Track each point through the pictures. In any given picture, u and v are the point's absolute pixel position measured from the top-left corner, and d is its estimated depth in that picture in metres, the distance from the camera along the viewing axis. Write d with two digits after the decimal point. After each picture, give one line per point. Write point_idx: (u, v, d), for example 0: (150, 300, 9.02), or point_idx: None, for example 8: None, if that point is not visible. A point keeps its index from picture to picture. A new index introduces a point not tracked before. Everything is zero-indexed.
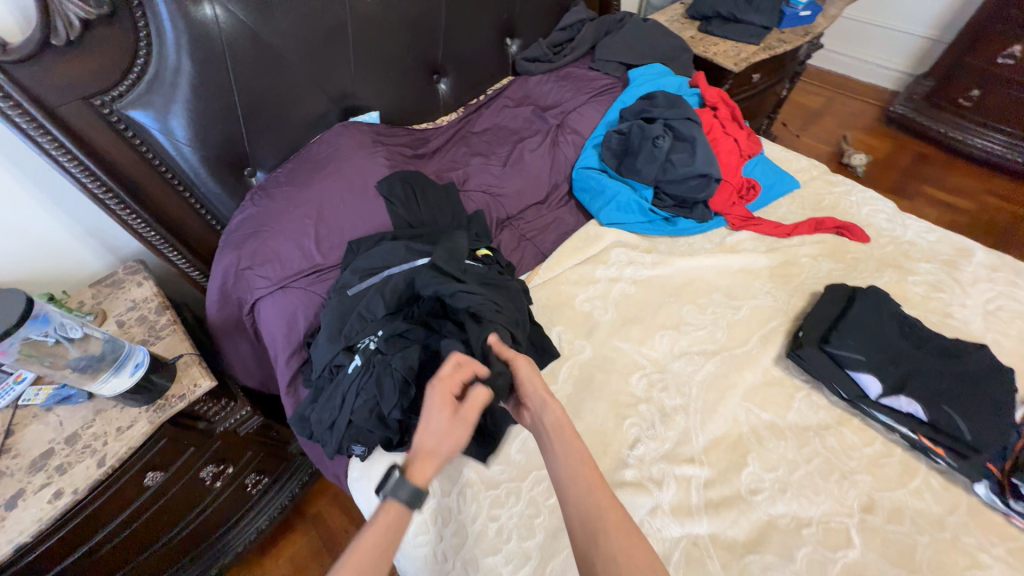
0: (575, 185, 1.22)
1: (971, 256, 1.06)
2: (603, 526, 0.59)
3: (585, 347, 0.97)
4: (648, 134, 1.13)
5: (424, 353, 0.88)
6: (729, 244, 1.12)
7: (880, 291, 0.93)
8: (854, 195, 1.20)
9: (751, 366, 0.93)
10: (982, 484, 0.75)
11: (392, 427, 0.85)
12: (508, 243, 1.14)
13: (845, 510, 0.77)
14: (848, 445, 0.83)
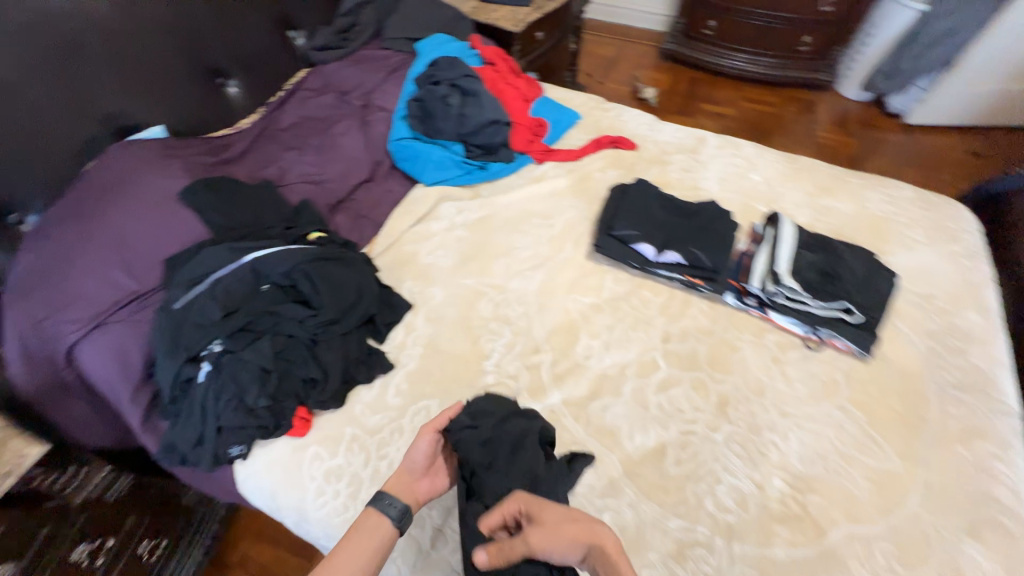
0: (396, 156, 1.31)
1: (705, 142, 1.40)
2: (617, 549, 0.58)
3: (434, 293, 1.09)
4: (437, 95, 1.27)
5: (276, 338, 0.92)
6: (537, 176, 1.31)
7: (648, 184, 1.20)
8: (622, 117, 1.48)
9: (570, 266, 1.13)
10: (728, 293, 1.05)
11: (265, 415, 0.87)
12: (344, 225, 1.19)
13: (651, 346, 1.00)
14: (646, 300, 1.07)
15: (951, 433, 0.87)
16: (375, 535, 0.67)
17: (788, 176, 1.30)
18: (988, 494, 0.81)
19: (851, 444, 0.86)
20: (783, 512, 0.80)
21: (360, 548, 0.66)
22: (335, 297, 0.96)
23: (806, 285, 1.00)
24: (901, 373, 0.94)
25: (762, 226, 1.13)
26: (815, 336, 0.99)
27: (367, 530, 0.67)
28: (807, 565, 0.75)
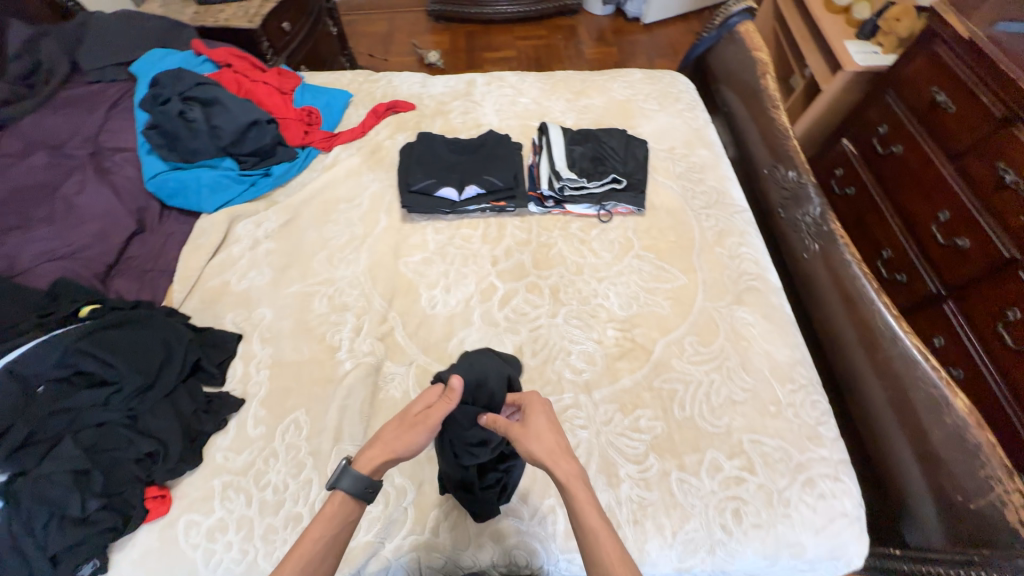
0: (160, 195, 1.16)
1: (474, 82, 1.49)
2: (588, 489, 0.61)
3: (262, 313, 1.03)
4: (171, 114, 1.15)
5: (79, 435, 0.79)
6: (329, 164, 1.29)
7: (430, 135, 1.27)
8: (392, 83, 1.50)
9: (391, 235, 1.16)
10: (531, 204, 1.19)
11: (105, 517, 0.75)
12: (128, 288, 1.04)
13: (485, 273, 1.09)
14: (469, 237, 1.16)
15: (711, 241, 1.13)
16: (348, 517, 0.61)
17: (549, 90, 1.46)
18: (741, 271, 1.08)
19: (651, 280, 1.07)
20: (621, 351, 0.97)
21: (334, 533, 0.60)
22: (137, 361, 0.85)
23: (582, 173, 1.18)
24: (669, 213, 1.18)
25: (538, 137, 1.28)
26: (604, 211, 1.19)
27: (335, 514, 0.61)
28: (647, 379, 0.93)
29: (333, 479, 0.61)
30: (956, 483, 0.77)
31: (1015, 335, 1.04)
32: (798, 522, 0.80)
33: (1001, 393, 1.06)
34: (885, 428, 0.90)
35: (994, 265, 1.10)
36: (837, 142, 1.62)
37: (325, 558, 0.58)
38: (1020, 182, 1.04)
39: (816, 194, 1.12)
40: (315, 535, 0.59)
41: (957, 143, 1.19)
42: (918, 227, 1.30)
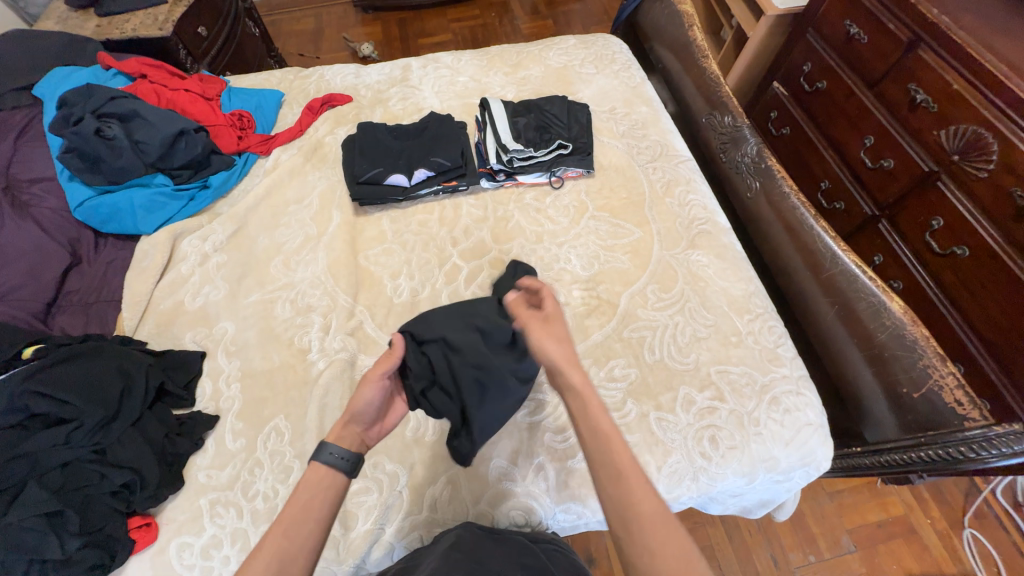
0: (93, 223, 1.10)
1: (410, 67, 1.46)
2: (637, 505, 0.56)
3: (224, 327, 1.00)
4: (86, 133, 1.07)
5: (44, 477, 0.75)
6: (271, 168, 1.25)
7: (370, 124, 1.24)
8: (324, 77, 1.45)
9: (346, 230, 1.13)
10: (483, 179, 1.19)
11: (88, 555, 0.72)
12: (72, 322, 0.98)
13: (447, 255, 1.10)
14: (425, 222, 1.15)
15: (660, 193, 1.17)
16: (329, 486, 0.61)
17: (487, 66, 1.45)
18: (693, 217, 1.13)
19: (609, 237, 1.10)
20: (589, 309, 1.00)
21: (311, 503, 0.60)
22: (94, 392, 0.81)
23: (528, 143, 1.18)
24: (618, 172, 1.21)
25: (480, 114, 1.27)
26: (555, 177, 1.20)
27: (314, 484, 0.61)
28: (616, 331, 0.97)
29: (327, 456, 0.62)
30: (900, 378, 0.86)
31: (941, 242, 1.13)
32: (770, 438, 0.86)
33: (935, 296, 1.15)
34: (836, 342, 0.97)
35: (916, 180, 1.18)
36: (767, 86, 1.69)
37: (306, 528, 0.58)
38: (929, 99, 1.12)
39: (752, 134, 1.18)
40: (298, 501, 0.59)
41: (873, 71, 1.27)
42: (849, 155, 1.37)
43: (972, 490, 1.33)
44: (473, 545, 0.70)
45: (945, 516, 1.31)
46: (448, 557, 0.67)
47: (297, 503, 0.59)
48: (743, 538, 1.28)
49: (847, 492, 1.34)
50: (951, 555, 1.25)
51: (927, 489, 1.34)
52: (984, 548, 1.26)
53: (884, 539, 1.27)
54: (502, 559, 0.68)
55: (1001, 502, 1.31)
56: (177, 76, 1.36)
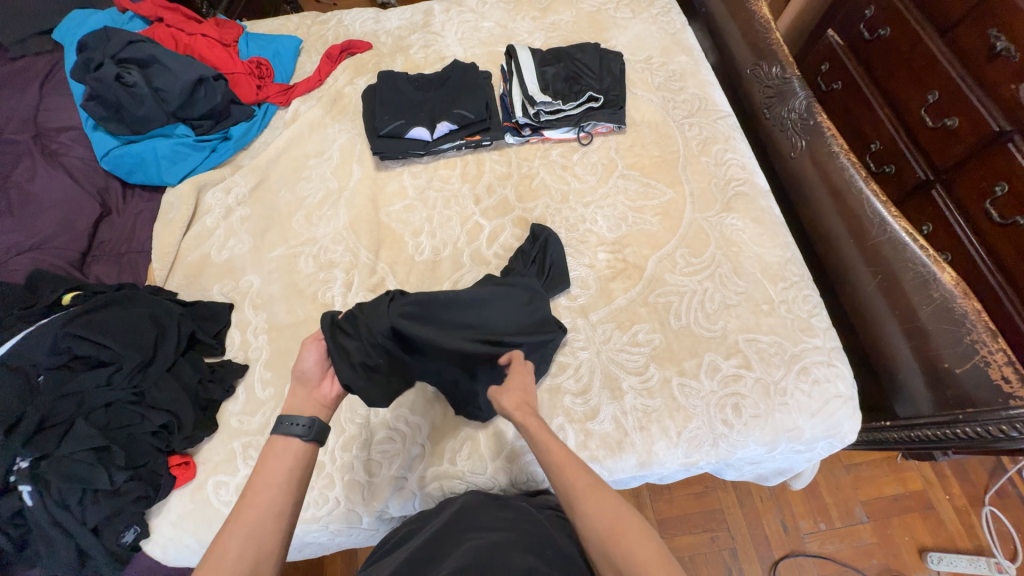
0: (120, 173, 1.10)
1: (432, 10, 1.37)
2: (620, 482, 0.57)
3: (249, 280, 1.02)
4: (107, 80, 1.06)
5: (90, 416, 0.79)
6: (290, 119, 1.22)
7: (391, 73, 1.19)
8: (343, 22, 1.38)
9: (366, 186, 1.11)
10: (507, 134, 1.14)
11: (134, 487, 0.77)
12: (106, 270, 1.01)
13: (469, 213, 1.07)
14: (447, 178, 1.12)
15: (695, 151, 1.10)
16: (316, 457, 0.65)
17: (514, 10, 1.35)
18: (729, 177, 1.06)
19: (638, 198, 1.05)
20: (614, 273, 0.97)
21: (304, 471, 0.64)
22: (131, 338, 0.84)
23: (556, 95, 1.11)
24: (651, 128, 1.14)
25: (506, 63, 1.20)
26: (583, 133, 1.14)
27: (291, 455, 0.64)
28: (641, 296, 0.94)
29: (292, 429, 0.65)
30: (941, 353, 0.82)
31: (1002, 210, 1.04)
32: (796, 408, 0.84)
33: (988, 270, 1.08)
34: (875, 313, 0.92)
35: (983, 142, 1.07)
36: (822, 34, 1.53)
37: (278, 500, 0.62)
38: (1012, 48, 0.99)
39: (802, 88, 1.09)
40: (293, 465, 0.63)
41: (948, 15, 1.13)
42: (908, 112, 1.25)
43: (997, 469, 1.30)
44: (477, 510, 0.73)
45: (966, 494, 1.28)
46: (450, 523, 0.70)
47: None
48: (754, 504, 1.29)
49: (865, 465, 1.32)
50: (967, 531, 1.24)
51: (949, 467, 1.31)
52: (1003, 526, 1.24)
53: (899, 512, 1.27)
54: (506, 522, 0.70)
55: None
56: (193, 20, 1.31)
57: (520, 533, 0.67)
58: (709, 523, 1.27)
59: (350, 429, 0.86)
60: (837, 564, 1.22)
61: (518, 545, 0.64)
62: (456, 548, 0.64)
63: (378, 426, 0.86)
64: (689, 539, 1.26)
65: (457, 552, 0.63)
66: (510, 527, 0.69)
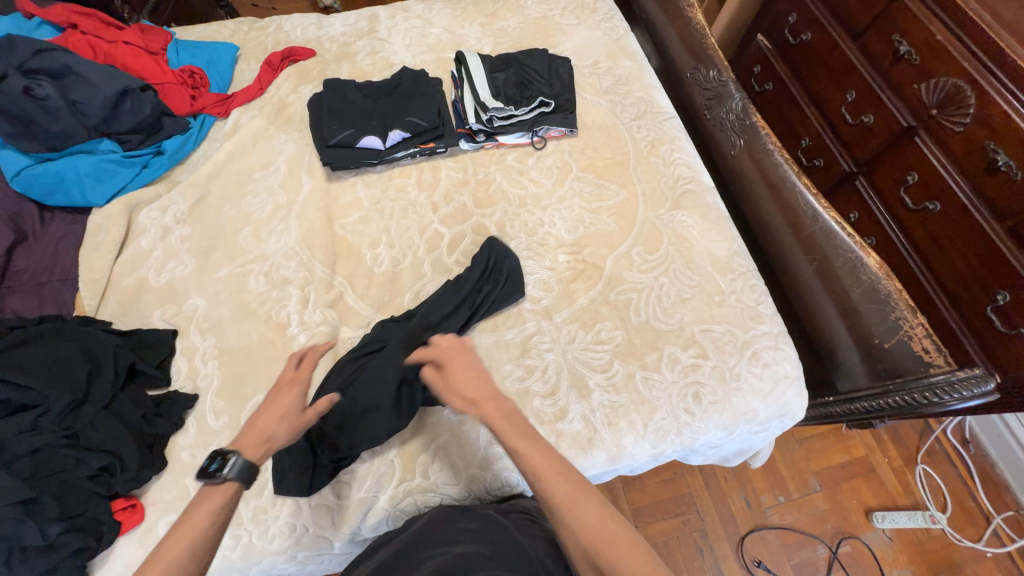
0: (34, 195, 1.00)
1: (377, 16, 1.34)
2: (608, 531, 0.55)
3: (194, 304, 0.95)
4: (13, 93, 0.96)
5: (13, 465, 0.71)
6: (231, 131, 1.16)
7: (338, 80, 1.15)
8: (282, 28, 1.32)
9: (317, 198, 1.07)
10: (461, 141, 1.14)
11: (71, 539, 0.70)
12: (25, 303, 0.91)
13: (427, 222, 1.05)
14: (403, 186, 1.10)
15: (645, 152, 1.14)
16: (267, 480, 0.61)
17: (460, 16, 1.35)
18: (677, 176, 1.11)
19: (593, 199, 1.08)
20: (575, 273, 0.99)
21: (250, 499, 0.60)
22: (58, 376, 0.77)
23: (508, 101, 1.12)
24: (602, 131, 1.17)
25: (456, 69, 1.19)
26: (537, 137, 1.15)
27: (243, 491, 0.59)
28: (602, 294, 0.97)
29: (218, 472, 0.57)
30: (872, 330, 0.89)
31: (914, 197, 1.15)
32: (750, 391, 0.89)
33: (905, 252, 1.19)
34: (813, 298, 0.99)
35: (894, 136, 1.18)
36: (752, 39, 1.63)
37: None
38: (912, 51, 1.11)
39: (737, 90, 1.16)
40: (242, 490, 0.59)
41: (858, 22, 1.24)
42: (829, 110, 1.36)
43: (926, 430, 1.44)
44: (443, 523, 0.72)
45: (902, 455, 1.41)
46: (414, 541, 0.69)
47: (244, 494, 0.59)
48: (720, 484, 1.35)
49: (815, 438, 1.42)
50: (904, 489, 1.37)
51: (886, 432, 1.44)
52: (933, 481, 1.37)
53: (846, 478, 1.38)
54: (476, 533, 0.69)
55: (951, 440, 1.42)
56: (113, 26, 1.22)
57: (487, 543, 0.66)
58: (679, 507, 1.32)
59: None
60: (796, 532, 1.30)
61: (484, 554, 0.64)
62: (422, 564, 0.62)
63: None
64: (662, 525, 1.30)
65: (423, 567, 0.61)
66: (479, 538, 0.68)
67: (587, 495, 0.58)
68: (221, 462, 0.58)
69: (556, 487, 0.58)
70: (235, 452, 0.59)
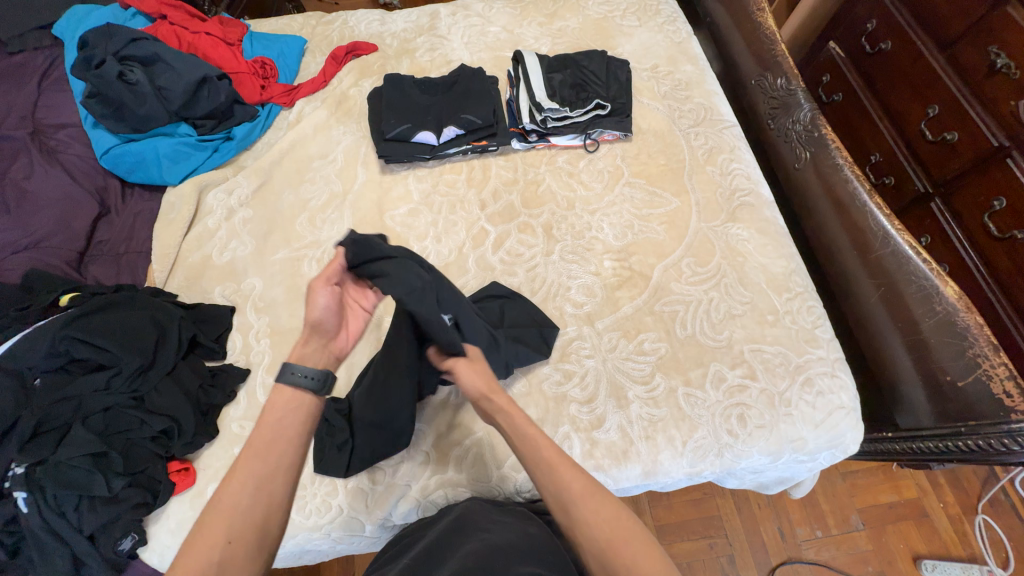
0: (119, 172, 1.09)
1: (438, 14, 1.37)
2: (575, 503, 0.59)
3: (251, 284, 1.00)
4: (109, 77, 1.04)
5: (88, 420, 0.77)
6: (294, 120, 1.21)
7: (397, 75, 1.18)
8: (348, 23, 1.37)
9: (371, 189, 1.10)
10: (513, 140, 1.14)
11: (132, 494, 0.76)
12: (104, 271, 0.99)
13: (474, 218, 1.06)
14: (453, 182, 1.11)
15: (701, 160, 1.10)
16: (296, 405, 0.62)
17: (520, 15, 1.35)
18: (734, 187, 1.07)
19: (644, 206, 1.06)
20: (620, 281, 0.97)
21: (277, 429, 0.60)
22: (131, 341, 0.82)
23: (563, 102, 1.11)
24: (657, 136, 1.14)
25: (513, 68, 1.20)
26: (589, 140, 1.14)
27: (280, 405, 0.62)
28: (648, 304, 0.95)
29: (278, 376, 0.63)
30: (943, 365, 0.82)
31: (1000, 224, 1.05)
32: (800, 418, 0.85)
33: (985, 283, 1.09)
34: (877, 326, 0.93)
35: (982, 156, 1.09)
36: (823, 46, 1.54)
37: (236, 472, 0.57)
38: (1011, 65, 1.01)
39: (807, 99, 1.10)
40: (264, 424, 0.60)
41: (949, 31, 1.15)
42: (907, 124, 1.26)
43: (990, 478, 1.32)
44: (477, 513, 0.72)
45: (960, 502, 1.30)
46: (448, 527, 0.70)
47: (268, 428, 0.60)
48: (752, 511, 1.29)
49: (861, 473, 1.33)
50: (960, 539, 1.26)
51: (943, 475, 1.33)
52: (995, 534, 1.26)
53: (893, 519, 1.28)
54: (509, 527, 0.69)
55: (1019, 492, 1.29)
56: (197, 18, 1.30)
57: (520, 538, 0.66)
58: (707, 529, 1.27)
59: None
60: (833, 570, 1.23)
61: (516, 547, 0.63)
62: (452, 552, 0.63)
63: None
64: (688, 545, 1.26)
65: (457, 554, 0.62)
66: (513, 533, 0.67)
67: (600, 493, 0.60)
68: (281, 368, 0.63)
69: (570, 480, 0.60)
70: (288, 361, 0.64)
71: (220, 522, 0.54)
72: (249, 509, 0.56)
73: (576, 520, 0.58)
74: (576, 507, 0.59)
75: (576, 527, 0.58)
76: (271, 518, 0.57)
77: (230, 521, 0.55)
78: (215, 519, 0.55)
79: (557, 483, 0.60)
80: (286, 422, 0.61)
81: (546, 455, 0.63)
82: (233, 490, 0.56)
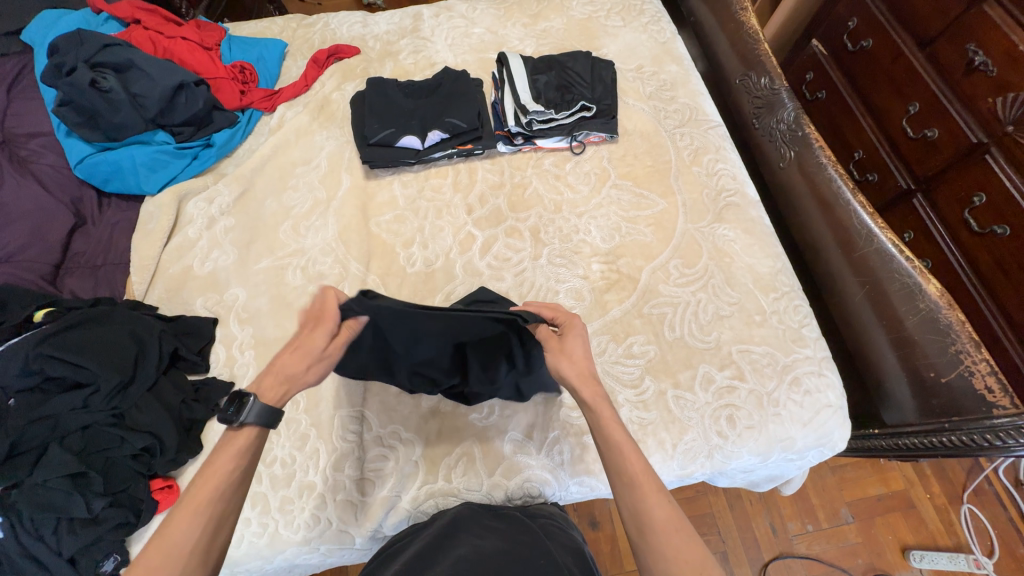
0: (94, 182, 1.06)
1: (421, 15, 1.35)
2: None
3: (234, 294, 0.98)
4: (81, 85, 1.01)
5: (65, 440, 0.75)
6: (275, 125, 1.19)
7: (381, 79, 1.17)
8: (329, 25, 1.35)
9: (356, 195, 1.09)
10: (499, 143, 1.13)
11: (114, 514, 0.74)
12: (80, 284, 0.96)
13: (461, 223, 1.05)
14: (439, 187, 1.10)
15: (687, 161, 1.10)
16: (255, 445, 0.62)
17: (504, 16, 1.34)
18: (720, 188, 1.07)
19: (631, 208, 1.05)
20: (608, 284, 0.97)
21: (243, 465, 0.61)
22: (108, 358, 0.80)
23: (549, 104, 1.11)
24: (643, 137, 1.14)
25: (497, 70, 1.19)
26: (576, 142, 1.13)
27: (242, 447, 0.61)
28: (636, 307, 0.94)
29: (236, 415, 0.60)
30: (928, 362, 0.83)
31: (980, 219, 1.07)
32: (788, 418, 0.85)
33: (966, 278, 1.11)
34: (863, 324, 0.94)
35: (962, 153, 1.10)
36: (806, 44, 1.55)
37: (205, 514, 0.56)
38: (988, 63, 1.03)
39: (791, 99, 1.11)
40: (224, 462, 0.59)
41: (928, 29, 1.16)
42: (889, 122, 1.27)
43: (975, 468, 1.34)
44: (469, 520, 0.71)
45: (946, 492, 1.32)
46: (439, 534, 0.69)
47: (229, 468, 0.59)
48: (744, 507, 1.30)
49: (850, 467, 1.35)
50: (947, 529, 1.28)
51: (930, 466, 1.35)
52: (980, 523, 1.28)
53: (882, 511, 1.30)
54: (500, 533, 0.68)
55: (1003, 481, 1.32)
56: (172, 22, 1.27)
57: (511, 543, 0.66)
58: (700, 527, 1.28)
59: (341, 447, 0.84)
60: (825, 564, 1.24)
61: (507, 553, 0.63)
62: (445, 554, 0.62)
63: (370, 444, 0.85)
64: None
65: (449, 560, 0.61)
66: (504, 539, 0.67)
67: (683, 527, 0.56)
68: (239, 405, 0.61)
69: (655, 508, 0.57)
70: (252, 393, 0.61)
71: (171, 558, 0.53)
72: (202, 545, 0.55)
73: (653, 548, 0.56)
74: (659, 536, 0.56)
75: (650, 555, 0.56)
76: (217, 552, 0.57)
77: (184, 561, 0.53)
78: (164, 555, 0.53)
79: (641, 503, 0.58)
80: (242, 461, 0.60)
81: (633, 472, 0.60)
82: (184, 526, 0.55)
